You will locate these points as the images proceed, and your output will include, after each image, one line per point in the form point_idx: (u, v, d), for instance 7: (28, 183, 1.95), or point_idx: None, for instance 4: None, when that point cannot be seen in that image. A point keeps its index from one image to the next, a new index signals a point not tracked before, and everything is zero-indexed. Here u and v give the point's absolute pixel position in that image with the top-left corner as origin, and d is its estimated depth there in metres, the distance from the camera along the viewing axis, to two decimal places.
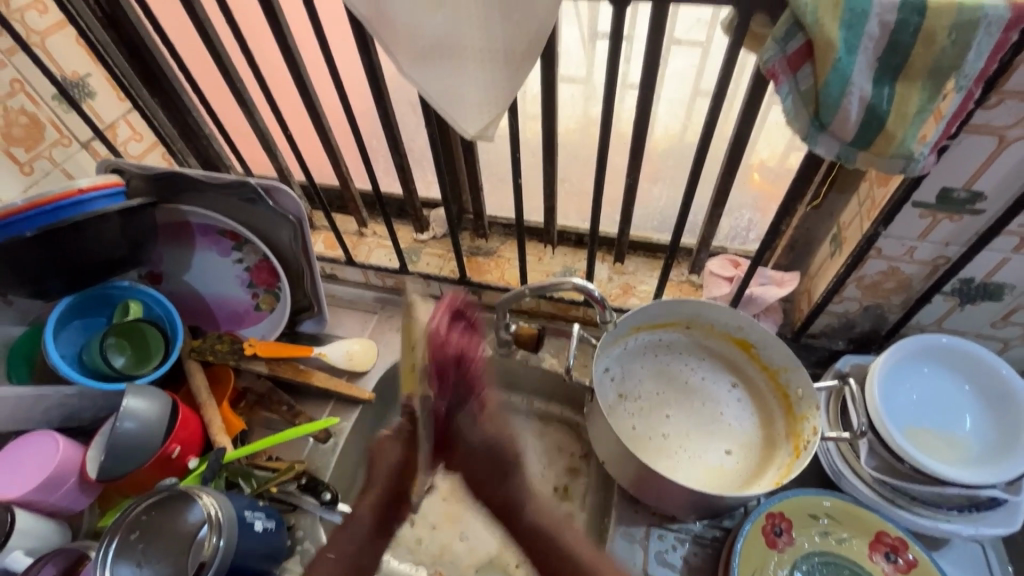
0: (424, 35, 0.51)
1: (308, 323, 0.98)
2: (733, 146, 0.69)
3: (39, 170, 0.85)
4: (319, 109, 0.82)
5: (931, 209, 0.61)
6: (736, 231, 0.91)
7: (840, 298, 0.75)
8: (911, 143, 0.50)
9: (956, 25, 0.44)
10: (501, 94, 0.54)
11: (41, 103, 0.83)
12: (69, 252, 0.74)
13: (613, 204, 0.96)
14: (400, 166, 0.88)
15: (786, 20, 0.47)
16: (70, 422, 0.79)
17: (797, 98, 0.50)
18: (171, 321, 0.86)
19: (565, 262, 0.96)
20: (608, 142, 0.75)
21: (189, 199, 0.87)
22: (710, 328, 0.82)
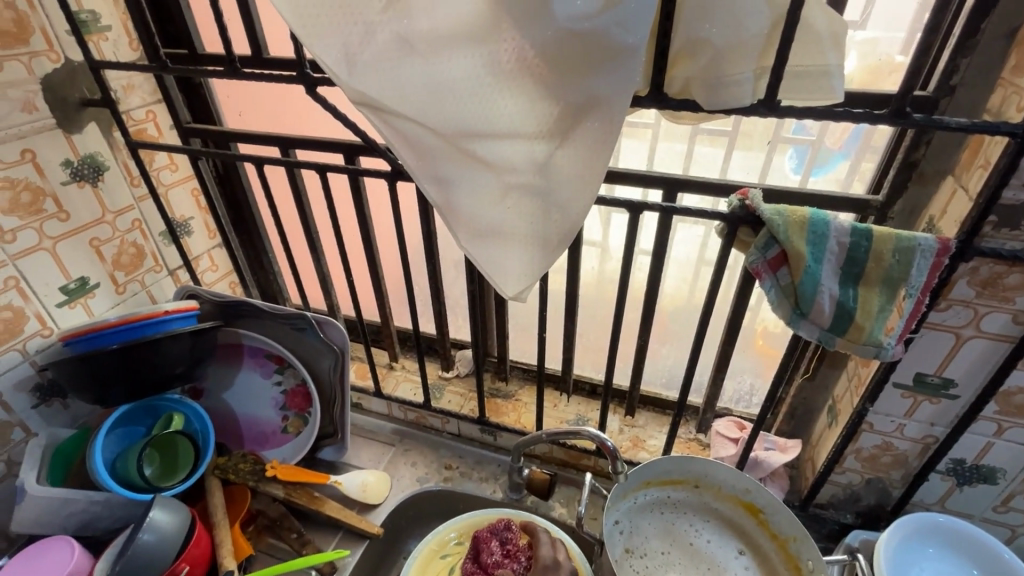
0: (482, 224, 0.64)
1: (328, 450, 1.01)
2: (732, 320, 0.80)
3: (129, 291, 0.98)
4: (377, 260, 0.96)
5: (911, 390, 0.69)
6: (739, 394, 0.99)
7: (841, 468, 0.79)
8: (878, 334, 0.60)
9: (897, 249, 0.57)
10: (536, 268, 0.66)
11: (150, 237, 0.99)
12: (139, 363, 0.83)
13: (627, 360, 1.05)
14: (438, 310, 1.00)
15: (764, 235, 0.60)
16: (87, 530, 0.81)
17: (779, 291, 0.61)
18: (204, 436, 0.91)
19: (578, 410, 1.03)
20: (623, 308, 0.86)
21: (247, 324, 0.98)
22: (719, 490, 0.84)
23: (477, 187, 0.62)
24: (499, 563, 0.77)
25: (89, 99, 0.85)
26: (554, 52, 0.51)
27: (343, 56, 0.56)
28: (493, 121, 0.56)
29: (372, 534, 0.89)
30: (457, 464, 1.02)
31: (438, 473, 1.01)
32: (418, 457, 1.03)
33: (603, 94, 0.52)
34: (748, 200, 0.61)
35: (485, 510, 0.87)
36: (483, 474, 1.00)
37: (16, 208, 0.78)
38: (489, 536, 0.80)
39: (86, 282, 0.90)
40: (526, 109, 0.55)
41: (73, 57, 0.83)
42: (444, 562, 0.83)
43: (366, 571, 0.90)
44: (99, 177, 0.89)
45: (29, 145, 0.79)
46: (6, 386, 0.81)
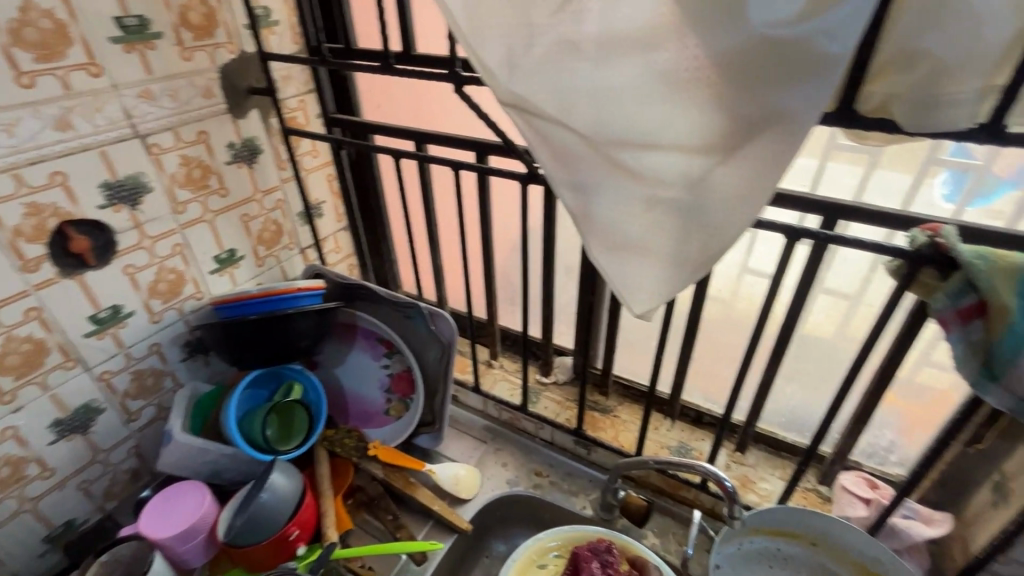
0: (619, 236, 0.61)
1: (424, 437, 1.04)
2: (886, 367, 0.71)
3: (267, 265, 1.06)
4: (493, 258, 0.96)
5: None
6: (874, 449, 0.88)
7: (1008, 559, 0.67)
8: None
9: None
10: (671, 289, 0.62)
11: (289, 217, 1.07)
12: (272, 334, 0.89)
13: (743, 393, 0.97)
14: (547, 316, 0.98)
15: (957, 280, 0.52)
16: (214, 478, 0.89)
17: (967, 347, 0.53)
18: (318, 408, 0.98)
19: (681, 437, 0.98)
20: (754, 338, 0.79)
21: (364, 307, 1.04)
22: (843, 554, 0.76)
23: (619, 198, 0.59)
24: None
25: (255, 87, 0.92)
26: (732, 59, 0.47)
27: (505, 57, 0.57)
28: (651, 129, 0.53)
29: (461, 529, 0.90)
30: (547, 472, 1.01)
31: (528, 479, 1.00)
32: (509, 458, 1.03)
33: (785, 110, 0.47)
34: (940, 238, 0.52)
35: (582, 527, 0.83)
36: (574, 487, 0.98)
37: (188, 182, 0.87)
38: (589, 555, 0.77)
39: (234, 254, 0.99)
40: (689, 119, 0.51)
41: (247, 48, 0.90)
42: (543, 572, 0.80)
43: (451, 563, 0.92)
44: (254, 159, 0.97)
45: (204, 127, 0.88)
46: (164, 339, 0.92)
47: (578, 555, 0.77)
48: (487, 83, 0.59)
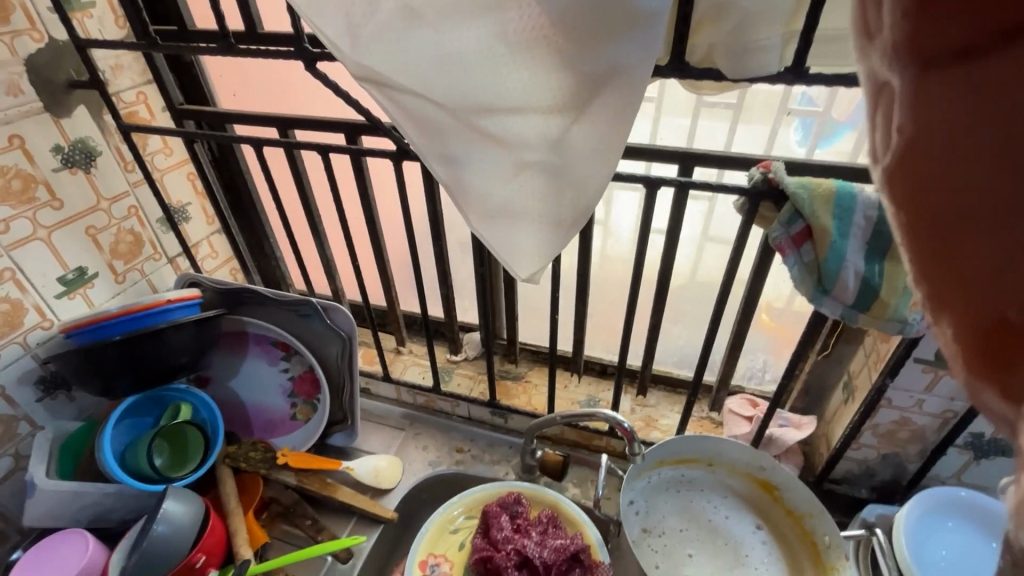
0: (493, 202, 0.62)
1: (338, 436, 1.01)
2: (747, 297, 0.79)
3: (129, 280, 0.95)
4: (382, 242, 0.93)
5: (932, 366, 0.68)
6: (752, 371, 0.98)
7: (857, 445, 0.79)
8: (902, 310, 0.59)
9: None
10: (551, 249, 0.64)
11: (147, 224, 0.96)
12: (145, 354, 0.81)
13: (639, 341, 1.03)
14: (446, 294, 0.98)
15: (787, 210, 0.58)
16: (99, 522, 0.81)
17: (802, 268, 0.59)
18: (213, 424, 0.91)
19: (589, 391, 1.03)
20: (636, 287, 0.84)
21: (252, 312, 0.96)
22: (735, 468, 0.84)
23: (487, 164, 0.59)
24: (508, 538, 0.78)
25: (76, 81, 0.81)
26: (569, 20, 0.49)
27: (347, 29, 0.55)
28: (503, 93, 0.53)
29: (386, 519, 0.89)
30: (468, 447, 1.02)
31: (450, 456, 1.01)
32: (429, 441, 1.03)
33: (623, 65, 0.50)
34: (771, 173, 0.59)
35: (498, 484, 0.88)
36: (495, 456, 1.00)
37: (6, 196, 0.76)
38: (498, 511, 0.81)
39: (84, 272, 0.88)
40: (537, 83, 0.52)
41: (57, 37, 0.79)
42: (455, 539, 0.84)
43: (382, 554, 0.91)
44: (91, 162, 0.86)
45: (17, 130, 0.76)
46: (9, 379, 0.80)
47: (487, 515, 0.81)
48: (334, 57, 0.57)
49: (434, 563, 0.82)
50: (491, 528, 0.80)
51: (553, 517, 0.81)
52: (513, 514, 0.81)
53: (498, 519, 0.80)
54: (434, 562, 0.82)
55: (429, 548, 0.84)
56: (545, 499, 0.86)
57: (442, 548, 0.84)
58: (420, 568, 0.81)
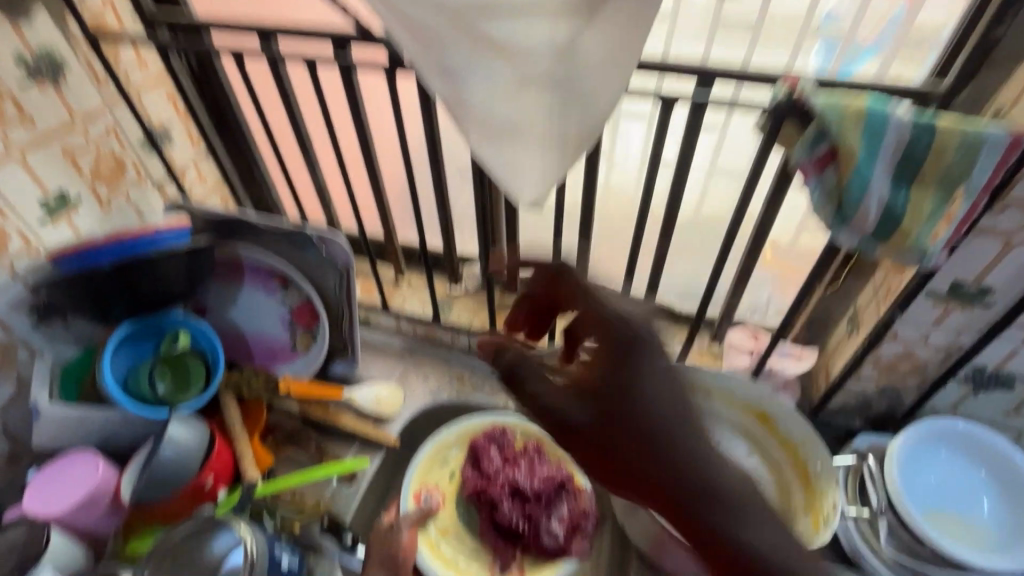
0: (495, 120, 0.57)
1: (340, 365, 1.01)
2: (758, 229, 0.76)
3: (115, 206, 0.91)
4: (376, 168, 0.89)
5: (944, 299, 0.66)
6: (756, 305, 0.97)
7: (857, 377, 0.79)
8: (924, 240, 0.56)
9: (963, 143, 0.51)
10: (556, 173, 0.60)
11: (128, 146, 0.91)
12: (136, 282, 0.79)
13: (642, 274, 1.01)
14: (445, 223, 0.95)
15: (814, 130, 0.54)
16: (107, 445, 0.83)
17: (823, 195, 0.56)
18: (213, 353, 0.90)
19: (590, 323, 1.03)
20: (643, 218, 0.80)
21: (244, 241, 0.93)
22: (733, 399, 0.85)
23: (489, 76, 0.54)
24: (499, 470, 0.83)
25: None
26: None
27: None
28: None
29: (388, 444, 0.92)
30: (468, 377, 1.03)
31: (450, 386, 1.02)
32: (429, 371, 1.04)
33: None
34: (798, 90, 0.53)
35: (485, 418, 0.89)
36: (496, 385, 1.01)
37: None
38: (486, 444, 0.86)
39: (66, 197, 0.84)
40: None
41: None
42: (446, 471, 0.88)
43: (385, 477, 0.94)
44: (61, 77, 0.80)
45: None
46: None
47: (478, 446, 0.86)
48: None
49: (428, 494, 0.86)
50: (478, 459, 0.86)
51: (537, 448, 0.86)
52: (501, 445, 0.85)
53: (485, 453, 0.85)
54: (427, 492, 0.86)
55: (422, 479, 0.88)
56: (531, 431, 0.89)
57: (433, 479, 0.88)
58: (415, 499, 0.85)
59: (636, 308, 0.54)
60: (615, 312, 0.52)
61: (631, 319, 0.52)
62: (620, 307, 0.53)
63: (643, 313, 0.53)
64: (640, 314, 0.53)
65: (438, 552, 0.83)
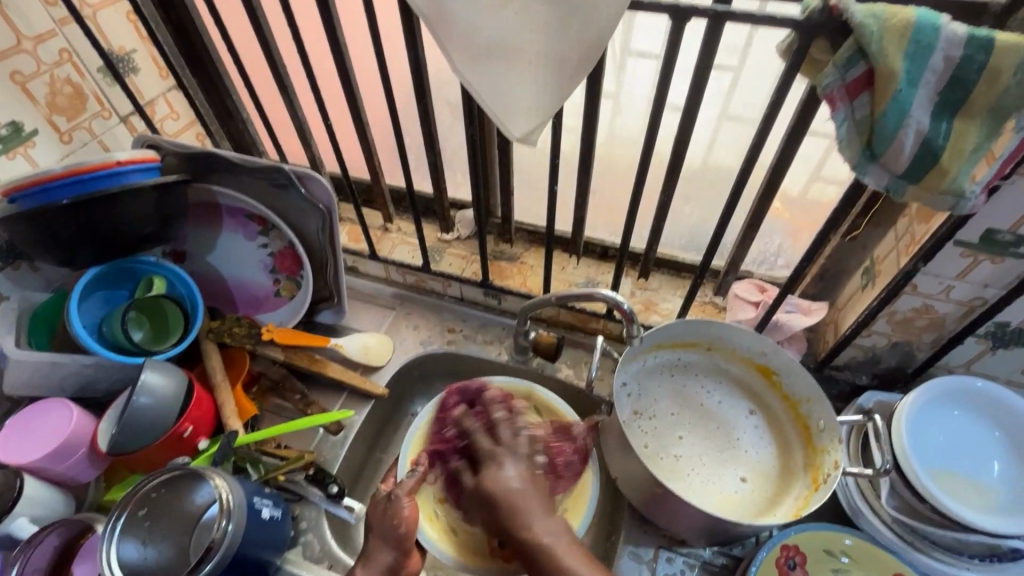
0: (480, 35, 0.49)
1: (326, 313, 0.97)
2: (772, 171, 0.69)
3: (77, 140, 0.85)
4: (358, 101, 0.81)
5: (973, 249, 0.61)
6: (764, 256, 0.91)
7: (868, 331, 0.75)
8: (963, 180, 0.49)
9: (1022, 65, 0.44)
10: (550, 100, 0.53)
11: (87, 74, 0.83)
12: (101, 222, 0.73)
13: (644, 221, 0.96)
14: (434, 164, 0.88)
15: (848, 48, 0.47)
16: (84, 392, 0.80)
17: (851, 127, 0.50)
18: (191, 300, 0.86)
19: (588, 273, 0.97)
20: (648, 157, 0.74)
21: (220, 180, 0.87)
22: (735, 354, 0.81)
23: None
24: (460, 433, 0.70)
25: None
26: None
27: None
28: None
29: (377, 395, 0.89)
30: (460, 327, 0.99)
31: (441, 337, 0.98)
32: (419, 321, 1.00)
33: None
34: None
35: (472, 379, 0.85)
36: (488, 336, 0.97)
37: None
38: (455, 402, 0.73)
39: (20, 128, 0.77)
40: None
41: None
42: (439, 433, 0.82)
43: (374, 427, 0.92)
44: None
45: None
46: None
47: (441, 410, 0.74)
48: None
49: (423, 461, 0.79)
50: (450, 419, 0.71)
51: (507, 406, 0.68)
52: (469, 400, 0.73)
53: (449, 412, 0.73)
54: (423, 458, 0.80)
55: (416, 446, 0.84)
56: (521, 388, 0.84)
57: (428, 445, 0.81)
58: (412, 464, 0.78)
59: (519, 480, 0.57)
60: (499, 478, 0.57)
61: (515, 494, 0.56)
62: (504, 472, 0.58)
63: (531, 486, 0.57)
64: (519, 480, 0.57)
65: (435, 522, 0.77)
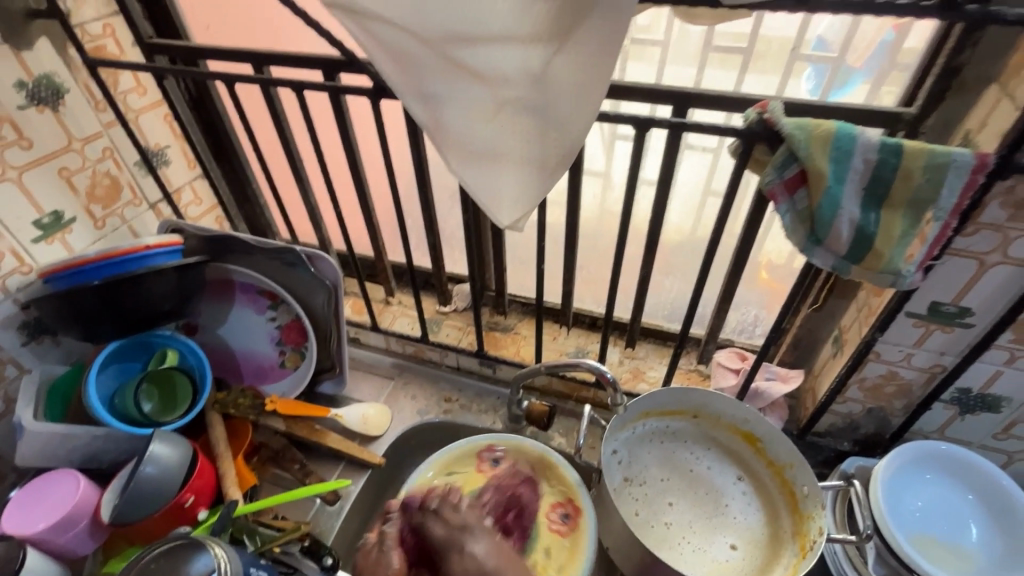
0: (471, 144, 0.58)
1: (327, 384, 1.01)
2: (739, 249, 0.76)
3: (109, 226, 0.93)
4: (365, 189, 0.90)
5: (924, 319, 0.66)
6: (743, 325, 0.97)
7: (843, 398, 0.78)
8: (898, 261, 0.56)
9: (929, 166, 0.52)
10: (533, 194, 0.60)
11: (124, 168, 0.93)
12: (124, 300, 0.80)
13: (628, 293, 1.02)
14: (433, 243, 0.96)
15: (783, 151, 0.55)
16: (91, 463, 0.83)
17: (795, 216, 0.57)
18: (201, 371, 0.91)
19: (578, 342, 1.03)
20: (626, 236, 0.81)
21: (235, 259, 0.94)
22: (720, 421, 0.84)
23: (463, 102, 0.55)
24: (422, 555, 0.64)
25: (35, 11, 0.76)
26: None
27: None
28: (479, 19, 0.49)
29: (374, 464, 0.91)
30: (456, 396, 1.02)
31: (438, 406, 1.01)
32: (417, 390, 1.04)
33: None
34: (767, 113, 0.55)
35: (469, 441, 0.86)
36: (483, 406, 1.01)
37: None
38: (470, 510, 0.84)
39: (61, 217, 0.85)
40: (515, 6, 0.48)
41: None
42: None
43: (370, 497, 0.93)
44: (59, 100, 0.82)
45: None
46: None
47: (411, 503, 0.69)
48: None
49: None
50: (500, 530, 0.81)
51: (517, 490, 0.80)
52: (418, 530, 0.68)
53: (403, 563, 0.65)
54: None
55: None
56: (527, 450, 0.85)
57: None
58: None
59: (487, 557, 0.58)
60: (462, 565, 0.58)
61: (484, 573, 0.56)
62: (469, 552, 0.59)
63: (499, 559, 0.58)
64: (487, 557, 0.58)
65: None
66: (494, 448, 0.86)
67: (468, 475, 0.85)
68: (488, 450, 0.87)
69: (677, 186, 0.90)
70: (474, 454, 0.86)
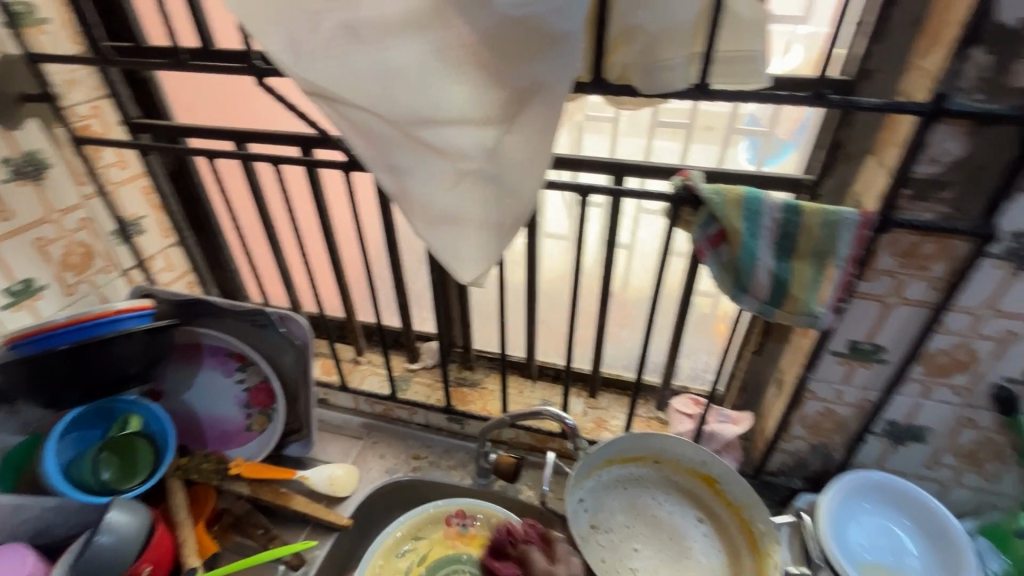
0: (434, 209, 0.64)
1: (294, 446, 1.01)
2: (683, 300, 0.84)
3: (79, 293, 0.95)
4: (337, 253, 0.96)
5: (846, 357, 0.73)
6: (696, 372, 1.03)
7: (788, 436, 0.84)
8: (812, 304, 0.64)
9: (825, 223, 0.61)
10: (490, 254, 0.67)
11: (100, 237, 0.96)
12: (90, 364, 0.80)
13: (585, 344, 1.09)
14: (402, 303, 1.00)
15: (704, 214, 0.64)
16: (42, 537, 0.79)
17: (720, 268, 0.65)
18: (164, 436, 0.90)
19: (543, 395, 1.07)
20: (581, 292, 0.88)
21: (205, 322, 0.96)
22: (679, 464, 0.88)
23: (427, 173, 0.63)
24: None
25: (28, 94, 0.82)
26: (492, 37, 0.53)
27: (290, 44, 0.58)
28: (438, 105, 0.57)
29: (341, 526, 0.90)
30: (425, 453, 1.03)
31: (406, 464, 1.02)
32: (385, 449, 1.04)
33: (543, 81, 0.55)
34: (689, 180, 0.64)
35: (440, 503, 0.92)
36: (452, 462, 1.02)
37: None
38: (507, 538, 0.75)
39: (32, 284, 0.87)
40: (468, 93, 0.56)
41: (9, 50, 0.80)
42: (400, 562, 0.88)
43: (338, 562, 0.91)
44: (41, 174, 0.86)
45: None
46: None
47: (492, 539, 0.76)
48: (280, 71, 0.60)
49: None
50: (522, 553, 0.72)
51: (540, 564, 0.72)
52: None
53: None
54: None
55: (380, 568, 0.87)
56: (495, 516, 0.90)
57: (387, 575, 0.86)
58: None
59: None
60: None
61: None
62: None
63: None
64: None
65: None
66: (463, 514, 0.91)
67: (436, 540, 0.90)
68: (458, 516, 0.91)
69: (632, 244, 0.97)
70: (443, 519, 0.92)
